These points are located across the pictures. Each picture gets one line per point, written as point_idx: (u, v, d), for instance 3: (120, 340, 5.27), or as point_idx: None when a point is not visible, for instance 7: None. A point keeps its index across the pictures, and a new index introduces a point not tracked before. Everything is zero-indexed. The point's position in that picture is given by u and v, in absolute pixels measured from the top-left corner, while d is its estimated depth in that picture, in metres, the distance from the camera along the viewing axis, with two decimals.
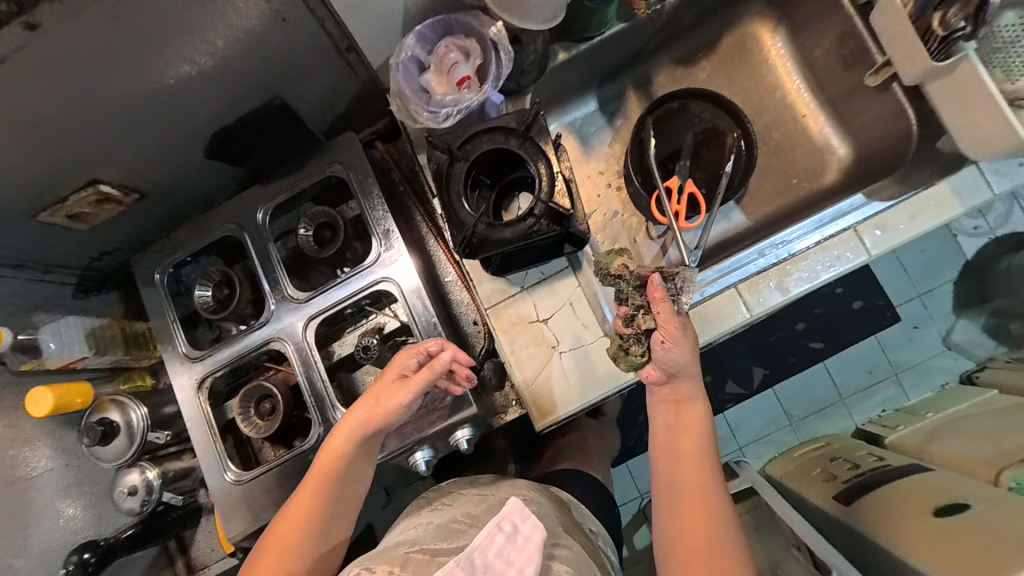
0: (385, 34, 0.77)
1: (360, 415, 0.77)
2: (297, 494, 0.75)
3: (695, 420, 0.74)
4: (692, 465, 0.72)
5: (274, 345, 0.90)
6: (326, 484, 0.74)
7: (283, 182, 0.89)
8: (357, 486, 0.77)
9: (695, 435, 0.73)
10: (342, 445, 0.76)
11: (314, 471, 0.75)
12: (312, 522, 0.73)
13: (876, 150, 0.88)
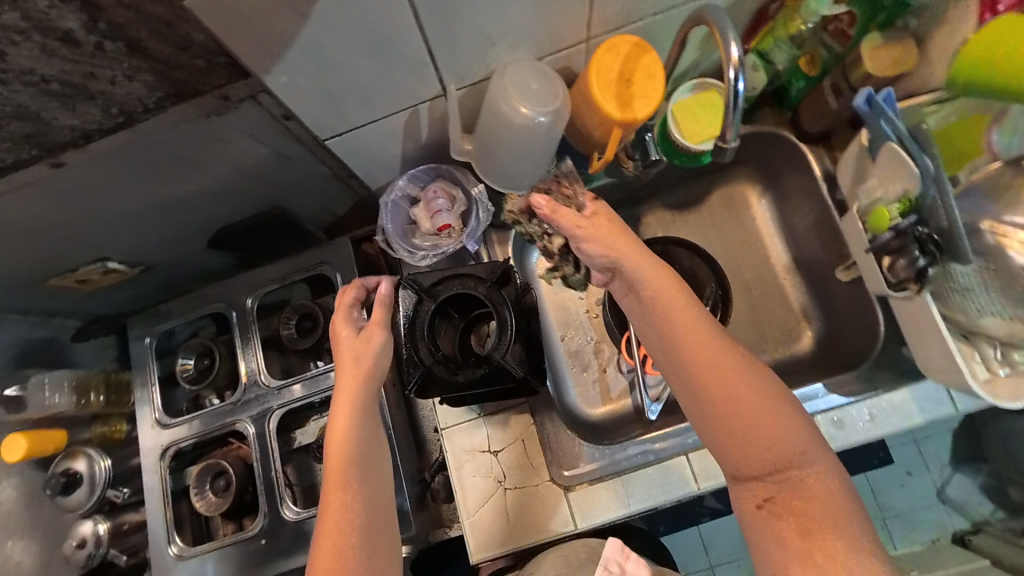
0: (377, 168, 0.81)
1: (342, 411, 0.64)
2: (319, 538, 0.58)
3: (697, 328, 0.58)
4: (722, 372, 0.56)
5: (239, 427, 0.92)
6: (347, 482, 0.61)
7: (279, 272, 0.97)
8: (376, 486, 0.62)
9: (728, 358, 0.57)
10: (345, 446, 0.62)
11: (330, 481, 0.61)
12: (357, 527, 0.59)
13: (845, 335, 0.88)
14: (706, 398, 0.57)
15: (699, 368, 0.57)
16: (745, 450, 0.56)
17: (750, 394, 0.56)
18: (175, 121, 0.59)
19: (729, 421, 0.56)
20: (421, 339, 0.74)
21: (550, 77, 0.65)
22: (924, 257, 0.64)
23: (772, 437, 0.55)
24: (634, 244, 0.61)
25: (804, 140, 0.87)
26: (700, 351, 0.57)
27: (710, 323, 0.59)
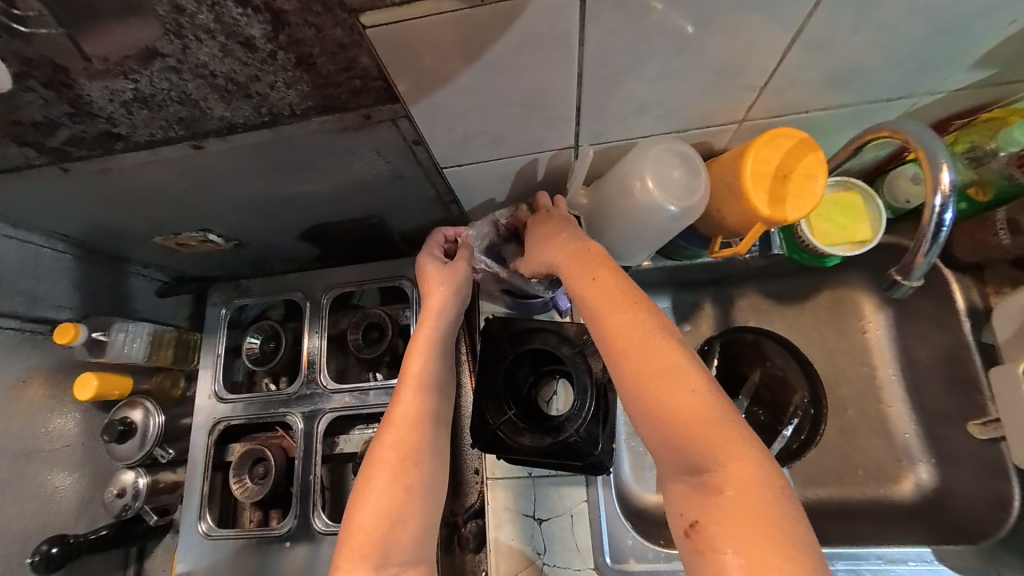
0: (482, 201, 0.80)
1: (418, 349, 0.66)
2: (380, 449, 0.59)
3: (631, 317, 0.51)
4: (655, 366, 0.48)
5: (288, 420, 0.92)
6: (420, 411, 0.62)
7: (359, 276, 0.97)
8: (440, 425, 0.64)
9: (659, 341, 0.49)
10: (423, 376, 0.64)
11: (404, 403, 0.62)
12: (421, 457, 0.60)
13: (957, 492, 0.77)
14: (640, 383, 0.49)
15: (617, 337, 0.51)
16: (682, 453, 0.47)
17: (686, 397, 0.47)
18: (315, 130, 0.60)
19: (663, 414, 0.48)
20: (495, 390, 0.71)
21: (695, 159, 0.60)
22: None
23: (719, 442, 0.46)
24: (606, 265, 0.56)
25: (949, 265, 0.78)
26: (639, 346, 0.49)
27: (624, 289, 0.53)
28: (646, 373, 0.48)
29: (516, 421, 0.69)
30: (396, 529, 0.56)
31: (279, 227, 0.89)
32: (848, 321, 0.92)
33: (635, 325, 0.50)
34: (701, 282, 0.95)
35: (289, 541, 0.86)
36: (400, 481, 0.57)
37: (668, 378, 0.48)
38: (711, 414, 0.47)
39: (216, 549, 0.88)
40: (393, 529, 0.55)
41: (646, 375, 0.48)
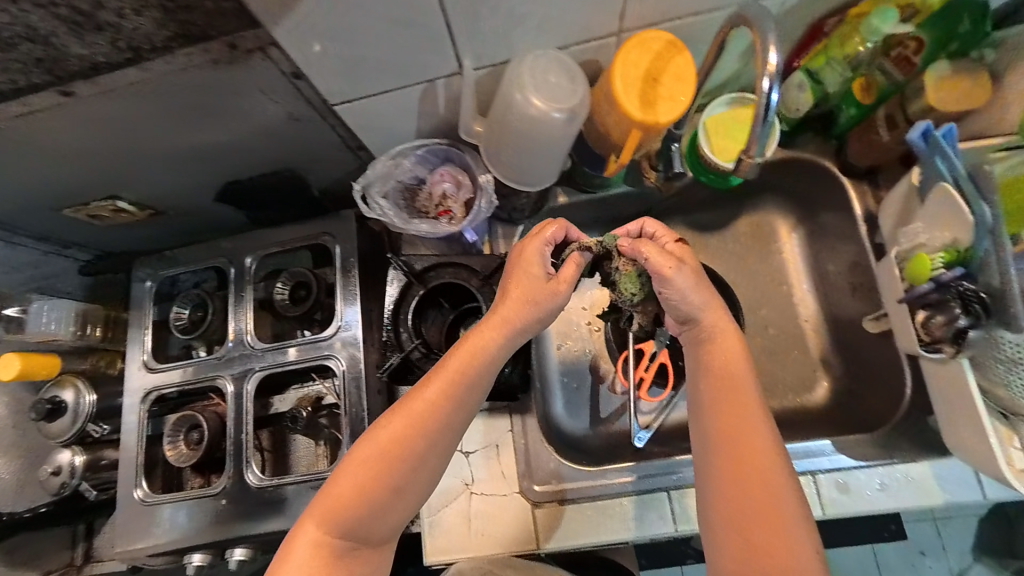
0: (388, 144, 0.79)
1: (444, 372, 0.62)
2: (364, 447, 0.59)
3: (734, 397, 0.61)
4: (752, 465, 0.57)
5: (219, 383, 0.92)
6: (416, 434, 0.60)
7: (284, 237, 0.95)
8: (438, 456, 0.62)
9: (749, 416, 0.60)
10: (445, 408, 0.61)
11: (404, 416, 0.60)
12: (400, 474, 0.59)
13: (864, 392, 0.81)
14: (720, 440, 0.60)
15: (710, 401, 0.62)
16: (731, 510, 0.56)
17: (762, 466, 0.57)
18: (185, 66, 0.59)
19: (721, 463, 0.59)
20: (404, 330, 0.72)
21: (568, 72, 0.60)
22: (968, 317, 0.57)
23: (767, 513, 0.55)
24: (740, 367, 0.63)
25: (847, 173, 0.80)
26: (738, 437, 0.59)
27: (754, 389, 0.62)
28: (742, 463, 0.58)
29: (427, 352, 0.71)
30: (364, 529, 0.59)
31: (190, 189, 0.86)
32: (767, 245, 0.95)
33: (745, 419, 0.60)
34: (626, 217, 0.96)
35: (226, 501, 0.87)
36: (366, 490, 0.59)
37: (759, 476, 0.57)
38: (778, 517, 0.55)
39: (156, 514, 0.89)
40: (357, 523, 0.59)
41: (734, 458, 0.58)
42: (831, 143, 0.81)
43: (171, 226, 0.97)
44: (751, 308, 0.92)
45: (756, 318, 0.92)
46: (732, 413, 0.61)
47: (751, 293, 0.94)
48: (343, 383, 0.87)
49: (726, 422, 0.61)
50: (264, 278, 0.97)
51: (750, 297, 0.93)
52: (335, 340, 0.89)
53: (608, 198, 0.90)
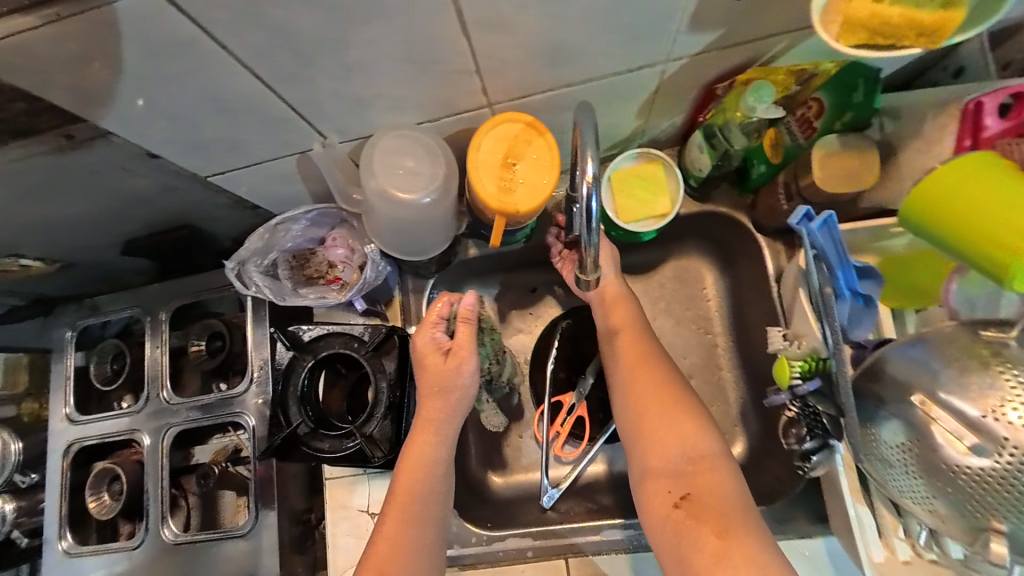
0: (278, 205, 0.76)
1: (403, 480, 0.63)
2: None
3: (648, 382, 0.65)
4: (687, 464, 0.59)
5: (136, 437, 0.92)
6: (406, 530, 0.61)
7: (195, 287, 0.94)
8: (436, 519, 0.63)
9: (672, 400, 0.64)
10: (434, 451, 0.64)
11: (385, 539, 0.60)
12: (410, 572, 0.59)
13: (776, 454, 0.79)
14: (653, 434, 0.62)
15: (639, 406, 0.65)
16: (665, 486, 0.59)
17: (671, 442, 0.61)
18: (27, 154, 0.56)
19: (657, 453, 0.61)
20: (291, 404, 0.71)
21: (428, 153, 0.57)
22: (810, 439, 0.64)
23: (702, 484, 0.58)
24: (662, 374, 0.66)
25: (759, 232, 0.78)
26: (672, 438, 0.61)
27: (662, 363, 0.67)
28: (674, 467, 0.60)
29: (313, 428, 0.70)
30: None
31: (90, 247, 0.85)
32: (693, 293, 0.91)
33: (675, 423, 0.62)
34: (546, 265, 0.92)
35: (142, 555, 0.89)
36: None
37: (695, 475, 0.58)
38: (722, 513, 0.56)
39: (79, 565, 0.91)
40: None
41: (665, 462, 0.61)
42: (747, 197, 0.78)
43: (85, 277, 0.96)
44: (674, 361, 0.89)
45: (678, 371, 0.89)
46: (670, 423, 0.62)
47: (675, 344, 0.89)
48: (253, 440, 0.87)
49: (657, 430, 0.63)
50: (181, 328, 0.97)
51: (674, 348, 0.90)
52: (245, 396, 0.89)
53: (521, 250, 0.86)
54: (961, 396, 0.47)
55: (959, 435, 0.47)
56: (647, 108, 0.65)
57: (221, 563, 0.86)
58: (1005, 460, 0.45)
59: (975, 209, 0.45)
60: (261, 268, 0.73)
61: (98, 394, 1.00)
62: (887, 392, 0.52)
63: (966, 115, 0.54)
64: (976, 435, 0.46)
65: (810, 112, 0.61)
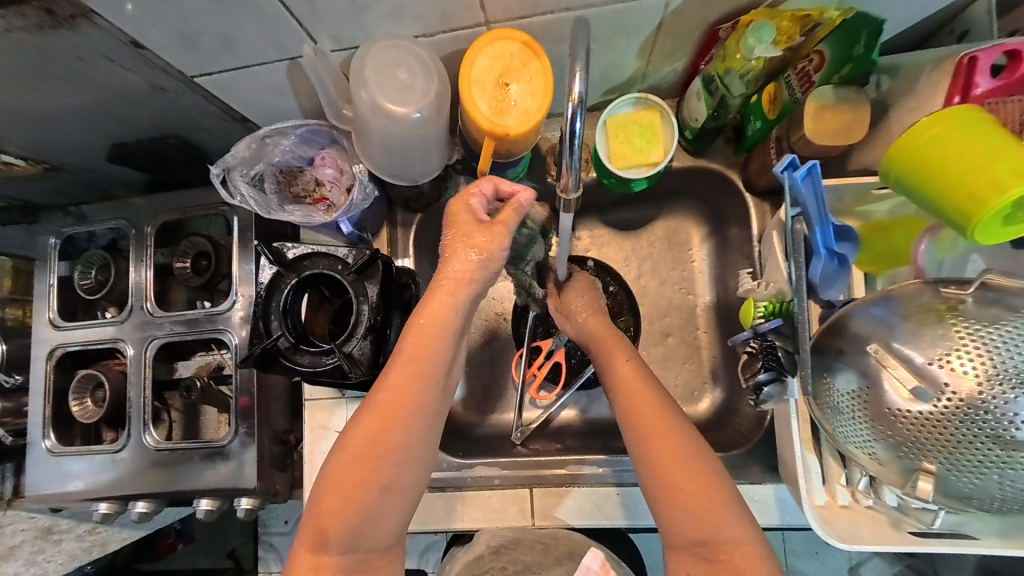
0: (269, 119, 0.75)
1: (372, 417, 0.58)
2: (316, 518, 0.58)
3: (639, 396, 0.62)
4: (691, 487, 0.55)
5: (121, 346, 0.94)
6: (366, 471, 0.57)
7: (184, 204, 0.94)
8: (404, 470, 0.59)
9: (662, 413, 0.60)
10: (417, 396, 0.59)
11: (342, 468, 0.58)
12: (360, 515, 0.57)
13: (740, 410, 0.82)
14: (653, 452, 0.58)
15: (632, 412, 0.61)
16: (674, 513, 0.56)
17: (662, 473, 0.57)
18: (9, 28, 0.55)
19: (663, 477, 0.57)
20: (272, 318, 0.72)
21: (421, 68, 0.57)
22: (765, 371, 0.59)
23: (708, 509, 0.54)
24: (651, 394, 0.62)
25: (748, 191, 0.79)
26: (674, 460, 0.57)
27: (643, 372, 0.64)
28: (677, 493, 0.56)
29: (294, 342, 0.71)
30: (367, 523, 0.58)
31: (75, 148, 0.83)
32: (680, 252, 0.91)
33: (672, 447, 0.57)
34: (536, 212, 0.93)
35: (124, 458, 0.92)
36: (331, 534, 0.57)
37: (699, 498, 0.55)
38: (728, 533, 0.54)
39: (62, 464, 0.94)
40: (349, 556, 0.58)
41: (668, 487, 0.56)
42: (741, 156, 0.79)
43: (70, 182, 0.94)
44: (654, 317, 0.90)
45: (657, 326, 0.90)
46: (668, 449, 0.57)
47: (656, 300, 0.91)
48: (236, 356, 0.89)
49: (658, 453, 0.57)
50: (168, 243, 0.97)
51: (655, 304, 0.91)
52: (232, 315, 0.90)
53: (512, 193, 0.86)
54: (913, 345, 0.50)
55: (904, 381, 0.49)
56: (650, 46, 0.64)
57: (201, 471, 0.89)
58: (943, 404, 0.48)
59: (953, 159, 0.47)
60: (247, 179, 0.72)
61: (83, 303, 1.00)
62: (848, 344, 0.54)
63: (959, 72, 0.55)
64: (919, 382, 0.49)
65: (812, 64, 0.61)
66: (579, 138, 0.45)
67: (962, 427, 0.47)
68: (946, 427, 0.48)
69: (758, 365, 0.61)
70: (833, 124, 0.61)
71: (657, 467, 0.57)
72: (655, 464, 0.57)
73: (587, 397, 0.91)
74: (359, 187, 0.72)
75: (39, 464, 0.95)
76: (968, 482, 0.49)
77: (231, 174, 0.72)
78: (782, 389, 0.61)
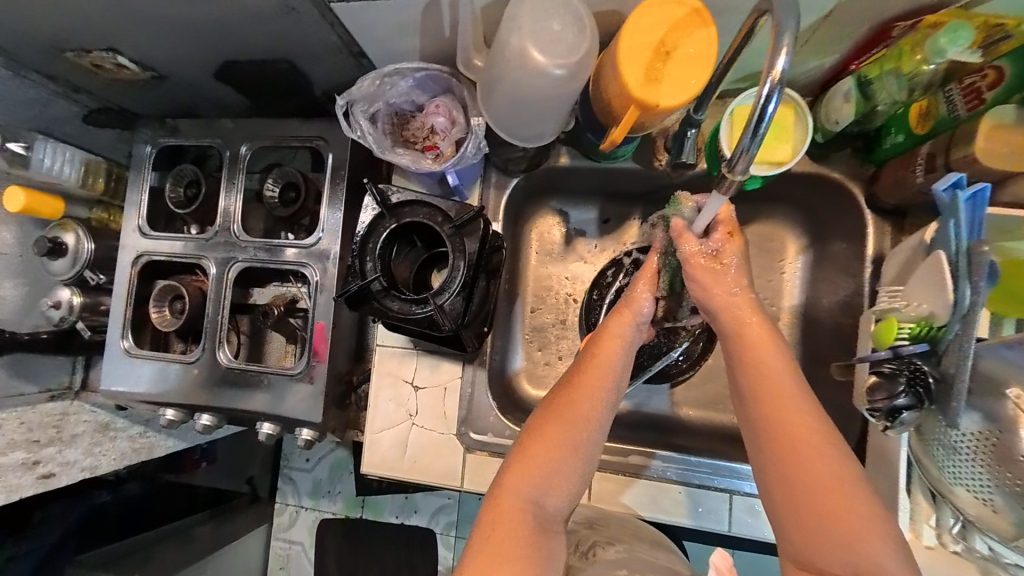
0: (387, 57, 0.74)
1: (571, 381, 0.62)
2: (515, 463, 0.58)
3: (782, 398, 0.54)
4: (832, 505, 0.51)
5: (203, 263, 0.97)
6: (569, 425, 0.59)
7: (279, 132, 0.95)
8: (598, 437, 0.60)
9: (803, 416, 0.54)
10: (618, 372, 0.62)
11: (545, 418, 0.60)
12: (553, 471, 0.58)
13: None
14: (789, 466, 0.52)
15: (767, 418, 0.54)
16: (811, 531, 0.51)
17: (799, 482, 0.52)
18: None
19: (803, 493, 0.52)
20: (368, 259, 0.72)
21: (574, 24, 0.55)
22: (906, 395, 0.55)
23: (852, 529, 0.50)
24: (796, 398, 0.54)
25: (869, 208, 0.74)
26: (809, 471, 0.52)
27: (787, 369, 0.56)
28: (815, 506, 0.51)
29: (387, 286, 0.72)
30: (558, 478, 0.58)
31: (190, 60, 0.85)
32: (775, 260, 0.87)
33: (813, 459, 0.52)
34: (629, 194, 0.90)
35: (197, 371, 0.95)
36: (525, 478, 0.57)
37: (843, 515, 0.50)
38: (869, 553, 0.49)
39: (136, 366, 0.99)
40: (535, 513, 0.57)
41: (804, 501, 0.52)
42: (868, 168, 0.74)
43: (174, 94, 0.96)
44: None
45: None
46: (807, 458, 0.52)
47: None
48: (313, 291, 0.91)
49: (792, 461, 0.53)
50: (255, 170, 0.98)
51: None
52: (311, 250, 0.91)
53: (612, 171, 0.84)
54: None
55: None
56: (808, 35, 0.60)
57: (266, 395, 0.92)
58: None
59: None
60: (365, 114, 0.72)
61: (168, 215, 1.04)
62: (980, 381, 0.51)
63: None
64: None
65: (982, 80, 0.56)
66: (771, 120, 0.40)
67: None
68: None
69: (893, 389, 0.57)
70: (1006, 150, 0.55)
71: (795, 477, 0.52)
72: (790, 474, 0.53)
73: (649, 389, 0.90)
74: (469, 140, 0.70)
75: (111, 362, 1.00)
76: None
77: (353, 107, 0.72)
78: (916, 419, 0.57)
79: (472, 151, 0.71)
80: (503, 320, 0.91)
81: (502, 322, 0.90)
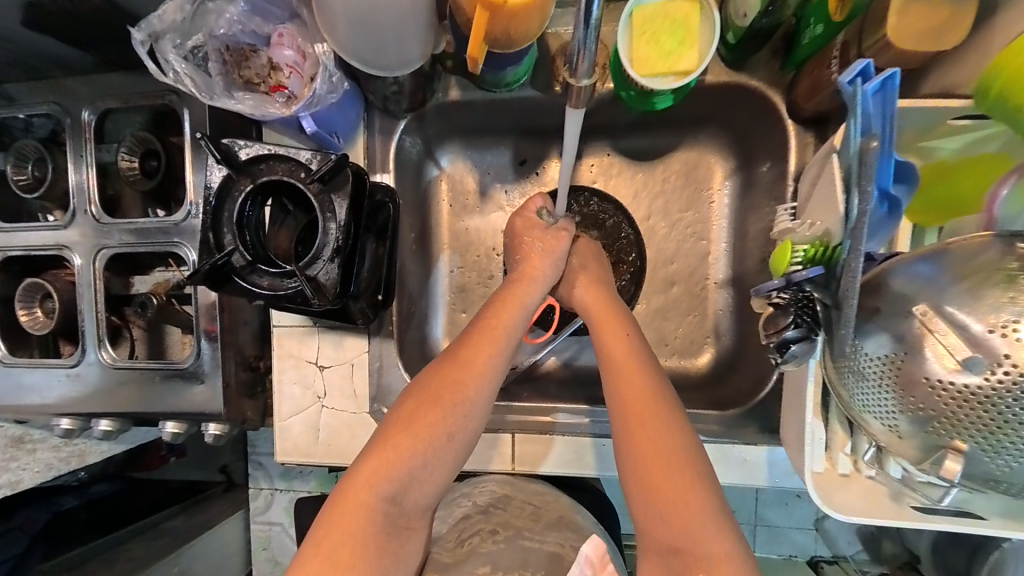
0: None
1: (443, 371, 0.58)
2: (372, 460, 0.54)
3: (630, 376, 0.58)
4: (662, 472, 0.53)
5: (65, 253, 0.84)
6: (434, 416, 0.56)
7: (127, 90, 0.81)
8: (467, 424, 0.57)
9: (647, 392, 0.57)
10: (494, 361, 0.59)
11: (411, 407, 0.56)
12: (416, 462, 0.55)
13: (742, 369, 0.75)
14: (631, 443, 0.55)
15: (617, 398, 0.58)
16: (649, 512, 0.53)
17: (633, 456, 0.55)
18: None
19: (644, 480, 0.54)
20: (220, 231, 0.62)
21: None
22: (794, 326, 0.51)
23: (679, 506, 0.52)
24: (642, 374, 0.58)
25: (790, 119, 0.66)
26: (649, 442, 0.54)
27: (641, 355, 0.60)
28: (654, 489, 0.53)
29: (250, 260, 0.62)
30: (419, 473, 0.55)
31: None
32: (700, 190, 0.80)
33: (648, 433, 0.54)
34: (538, 130, 0.80)
35: (80, 373, 0.86)
36: (385, 473, 0.54)
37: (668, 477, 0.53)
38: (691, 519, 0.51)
39: (13, 375, 0.88)
40: (391, 511, 0.54)
41: (641, 479, 0.54)
42: (787, 74, 0.65)
43: None
44: (660, 262, 0.81)
45: (664, 273, 0.81)
46: (644, 436, 0.54)
47: (664, 242, 0.81)
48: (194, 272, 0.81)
49: (629, 427, 0.56)
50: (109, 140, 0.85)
51: (665, 247, 0.81)
52: (185, 225, 0.80)
53: (512, 104, 0.74)
54: (970, 309, 0.42)
55: (953, 349, 0.42)
56: None
57: (162, 392, 0.83)
58: (996, 378, 0.41)
59: None
60: (183, 51, 0.59)
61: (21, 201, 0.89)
62: (886, 304, 0.46)
63: None
64: (973, 350, 0.41)
65: None
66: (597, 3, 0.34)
67: (1014, 406, 0.41)
68: (995, 404, 0.42)
69: (786, 319, 0.52)
70: (922, 27, 0.48)
71: (631, 455, 0.55)
72: (628, 450, 0.55)
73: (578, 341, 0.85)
74: (324, 75, 0.59)
75: None
76: (1003, 465, 0.43)
77: (164, 43, 0.58)
78: (808, 350, 0.52)
79: (322, 90, 0.59)
80: (414, 284, 0.82)
81: (412, 289, 0.82)
